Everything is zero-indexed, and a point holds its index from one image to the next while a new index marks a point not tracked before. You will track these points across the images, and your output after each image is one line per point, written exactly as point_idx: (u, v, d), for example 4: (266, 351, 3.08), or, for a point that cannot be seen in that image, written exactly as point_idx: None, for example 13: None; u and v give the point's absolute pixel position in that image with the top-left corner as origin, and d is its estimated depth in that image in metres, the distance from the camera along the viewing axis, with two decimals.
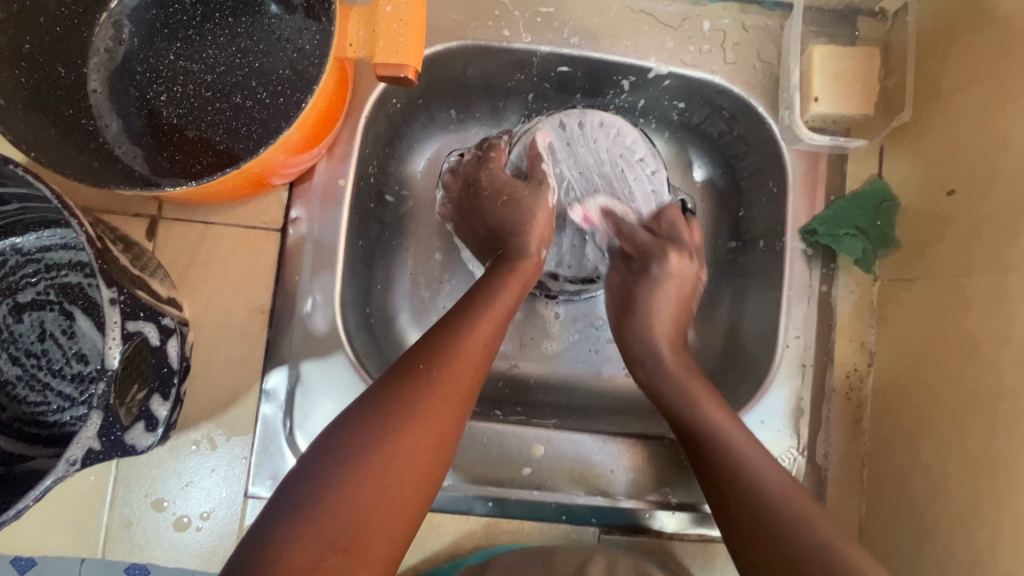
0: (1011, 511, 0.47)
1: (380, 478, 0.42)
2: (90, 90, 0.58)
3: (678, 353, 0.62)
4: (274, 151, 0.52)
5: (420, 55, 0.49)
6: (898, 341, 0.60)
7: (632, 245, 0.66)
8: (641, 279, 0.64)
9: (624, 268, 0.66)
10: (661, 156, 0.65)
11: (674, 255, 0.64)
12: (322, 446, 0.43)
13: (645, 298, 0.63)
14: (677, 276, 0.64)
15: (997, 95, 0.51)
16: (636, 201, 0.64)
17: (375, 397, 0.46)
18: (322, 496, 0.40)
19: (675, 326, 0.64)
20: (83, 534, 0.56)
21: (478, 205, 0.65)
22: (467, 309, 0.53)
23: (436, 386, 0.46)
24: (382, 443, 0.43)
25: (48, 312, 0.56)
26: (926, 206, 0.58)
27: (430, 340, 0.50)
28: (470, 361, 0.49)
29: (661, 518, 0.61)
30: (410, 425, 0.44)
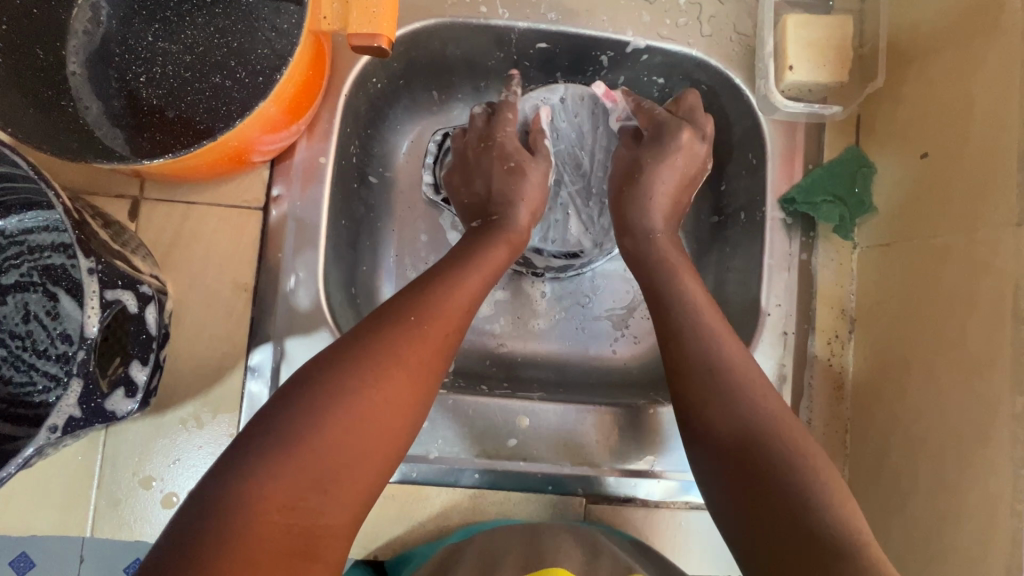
0: (986, 462, 0.47)
1: (358, 422, 0.43)
2: (69, 71, 0.58)
3: (669, 223, 0.63)
4: (251, 125, 0.52)
5: (394, 25, 0.50)
6: (876, 306, 0.61)
7: (648, 121, 0.64)
8: (650, 148, 0.63)
9: (634, 144, 0.65)
10: (700, 115, 0.64)
11: (688, 132, 0.62)
12: (301, 389, 0.44)
13: (647, 178, 0.62)
14: (687, 153, 0.63)
15: (967, 56, 0.52)
16: (670, 153, 0.62)
17: (357, 344, 0.46)
18: (299, 436, 0.41)
19: (676, 206, 0.64)
20: (71, 513, 0.56)
21: (474, 172, 0.65)
22: (450, 267, 0.54)
23: (417, 337, 0.47)
24: (362, 389, 0.44)
25: (31, 294, 0.57)
26: (901, 171, 0.59)
27: (413, 292, 0.51)
28: (451, 317, 0.50)
29: (647, 487, 0.61)
30: (391, 373, 0.45)
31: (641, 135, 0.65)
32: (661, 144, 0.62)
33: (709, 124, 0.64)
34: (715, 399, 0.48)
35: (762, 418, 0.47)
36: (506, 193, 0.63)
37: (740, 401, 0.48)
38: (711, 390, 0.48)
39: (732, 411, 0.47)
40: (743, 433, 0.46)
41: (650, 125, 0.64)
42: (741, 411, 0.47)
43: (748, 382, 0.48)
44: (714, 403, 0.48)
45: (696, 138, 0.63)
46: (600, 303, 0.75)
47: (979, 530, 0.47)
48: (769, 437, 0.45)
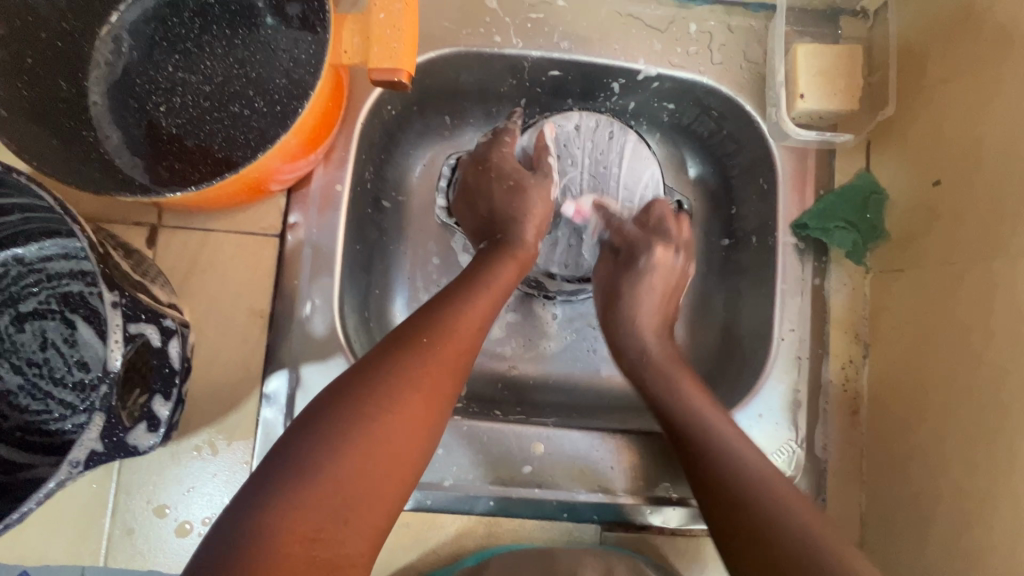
0: (1008, 493, 0.47)
1: (375, 445, 0.43)
2: (91, 102, 0.59)
3: (664, 341, 0.63)
4: (271, 156, 0.53)
5: (413, 60, 0.51)
6: (890, 332, 0.61)
7: (620, 236, 0.67)
8: (626, 272, 0.65)
9: (611, 260, 0.67)
10: (669, 224, 0.66)
11: (659, 247, 0.64)
12: (316, 413, 0.44)
13: (629, 291, 0.64)
14: (661, 270, 0.65)
15: (978, 89, 0.53)
16: (646, 273, 0.64)
17: (371, 367, 0.46)
18: (316, 462, 0.41)
19: (664, 317, 0.65)
20: (85, 542, 0.56)
21: (486, 192, 0.65)
22: (462, 288, 0.55)
23: (430, 360, 0.48)
24: (379, 413, 0.44)
25: (49, 321, 0.57)
26: (913, 197, 0.59)
27: (426, 314, 0.51)
28: (465, 339, 0.51)
29: (663, 514, 0.61)
30: (405, 396, 0.45)
31: (628, 223, 0.67)
32: (637, 266, 0.65)
33: (681, 232, 0.66)
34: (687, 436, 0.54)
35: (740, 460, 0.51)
36: (516, 211, 0.63)
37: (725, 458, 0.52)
38: (685, 426, 0.55)
39: (714, 453, 0.52)
40: (706, 462, 0.52)
41: (641, 218, 0.67)
42: (704, 441, 0.53)
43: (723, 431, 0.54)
44: (689, 438, 0.54)
45: (668, 254, 0.65)
46: None
47: (1002, 563, 0.46)
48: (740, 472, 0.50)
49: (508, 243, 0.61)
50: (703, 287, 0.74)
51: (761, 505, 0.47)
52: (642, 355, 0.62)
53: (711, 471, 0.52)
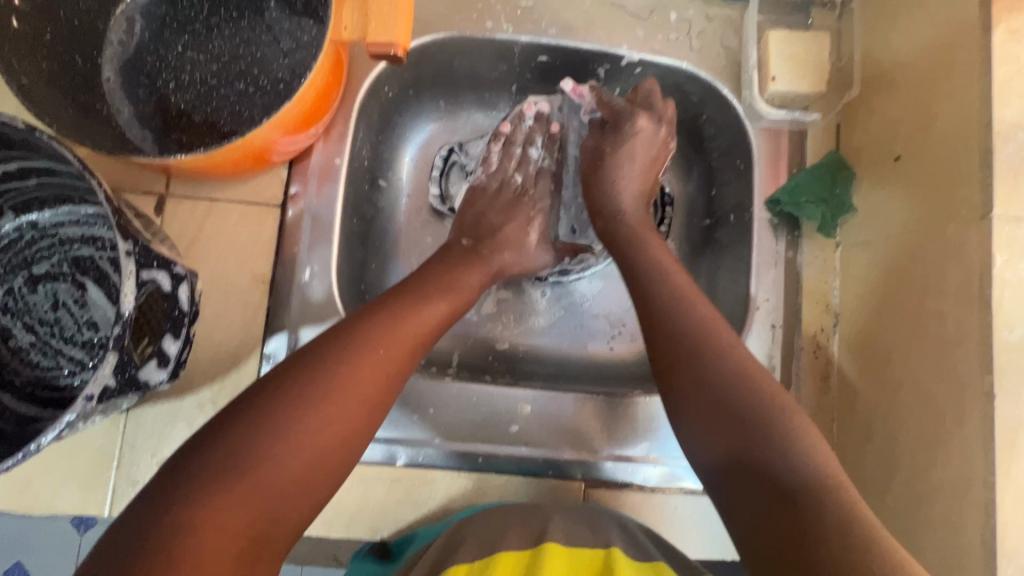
0: (961, 439, 0.50)
1: (314, 438, 0.43)
2: (104, 78, 0.62)
3: (638, 207, 0.67)
4: (275, 125, 0.56)
5: (408, 35, 0.55)
6: (857, 301, 0.64)
7: (609, 107, 0.69)
8: (612, 138, 0.68)
9: (599, 131, 0.71)
10: (656, 101, 0.68)
11: (643, 117, 0.67)
12: (258, 397, 0.43)
13: (613, 158, 0.68)
14: (645, 138, 0.67)
15: (932, 68, 0.57)
16: (629, 137, 0.67)
17: (321, 359, 0.46)
18: (252, 447, 0.41)
19: (645, 186, 0.68)
20: (91, 493, 0.58)
21: (495, 204, 0.71)
22: (422, 291, 0.56)
23: (381, 359, 0.48)
24: (323, 406, 0.44)
25: (61, 284, 0.60)
26: (877, 173, 0.63)
27: (383, 313, 0.52)
28: (415, 332, 0.52)
29: (644, 473, 0.64)
30: (351, 392, 0.46)
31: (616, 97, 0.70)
32: (621, 135, 0.68)
33: (667, 109, 0.68)
34: (688, 365, 0.51)
35: (741, 383, 0.49)
36: (517, 238, 0.69)
37: (724, 385, 0.49)
38: (688, 357, 0.52)
39: (714, 380, 0.50)
40: (707, 387, 0.50)
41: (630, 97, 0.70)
42: (703, 371, 0.50)
43: (725, 357, 0.51)
44: (684, 362, 0.52)
45: (652, 122, 0.67)
46: (598, 302, 0.78)
47: (956, 504, 0.50)
48: (741, 396, 0.48)
49: (484, 259, 0.65)
50: (684, 263, 0.77)
51: (756, 433, 0.46)
52: (617, 213, 0.66)
53: (710, 395, 0.49)
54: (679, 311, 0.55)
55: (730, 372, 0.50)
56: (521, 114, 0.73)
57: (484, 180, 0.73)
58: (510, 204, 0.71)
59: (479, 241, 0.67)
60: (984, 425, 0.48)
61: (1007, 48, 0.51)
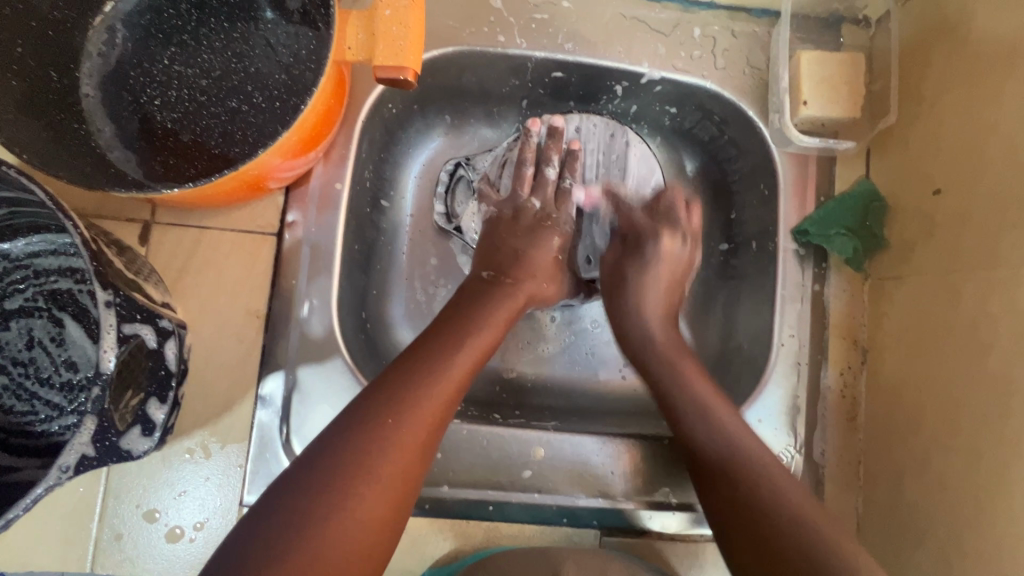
0: (1006, 502, 0.47)
1: (333, 549, 0.38)
2: (83, 94, 0.57)
3: (669, 330, 0.61)
4: (272, 153, 0.52)
5: (420, 57, 0.50)
6: (888, 339, 0.61)
7: (629, 227, 0.65)
8: (634, 257, 0.63)
9: (620, 246, 0.65)
10: (679, 212, 0.65)
11: (667, 238, 0.63)
12: (270, 507, 0.39)
13: (636, 282, 0.62)
14: (668, 261, 0.63)
15: (979, 100, 0.53)
16: (653, 260, 0.63)
17: (332, 454, 0.42)
18: (267, 567, 0.36)
19: (670, 307, 0.63)
20: (72, 548, 0.54)
21: (513, 230, 0.63)
22: (436, 348, 0.49)
23: (394, 447, 0.43)
24: (337, 513, 0.39)
25: (36, 319, 0.55)
26: (913, 205, 0.60)
27: (393, 385, 0.46)
28: (442, 394, 0.47)
29: (662, 520, 0.61)
30: (368, 491, 0.41)
31: (637, 209, 0.66)
32: (643, 255, 0.63)
33: (692, 221, 0.65)
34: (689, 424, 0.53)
35: (747, 452, 0.50)
36: (546, 265, 0.61)
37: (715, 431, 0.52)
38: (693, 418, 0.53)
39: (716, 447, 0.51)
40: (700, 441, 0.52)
41: (651, 205, 0.66)
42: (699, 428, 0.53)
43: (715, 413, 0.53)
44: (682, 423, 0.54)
45: (676, 244, 0.64)
46: (610, 329, 0.74)
47: (999, 570, 0.47)
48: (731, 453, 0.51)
49: (510, 290, 0.57)
50: (702, 291, 0.74)
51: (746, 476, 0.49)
52: (644, 334, 0.61)
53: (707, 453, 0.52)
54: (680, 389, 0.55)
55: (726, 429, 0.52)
56: (530, 130, 0.65)
57: (497, 209, 0.65)
58: (532, 230, 0.63)
59: (501, 271, 0.59)
60: None
61: None
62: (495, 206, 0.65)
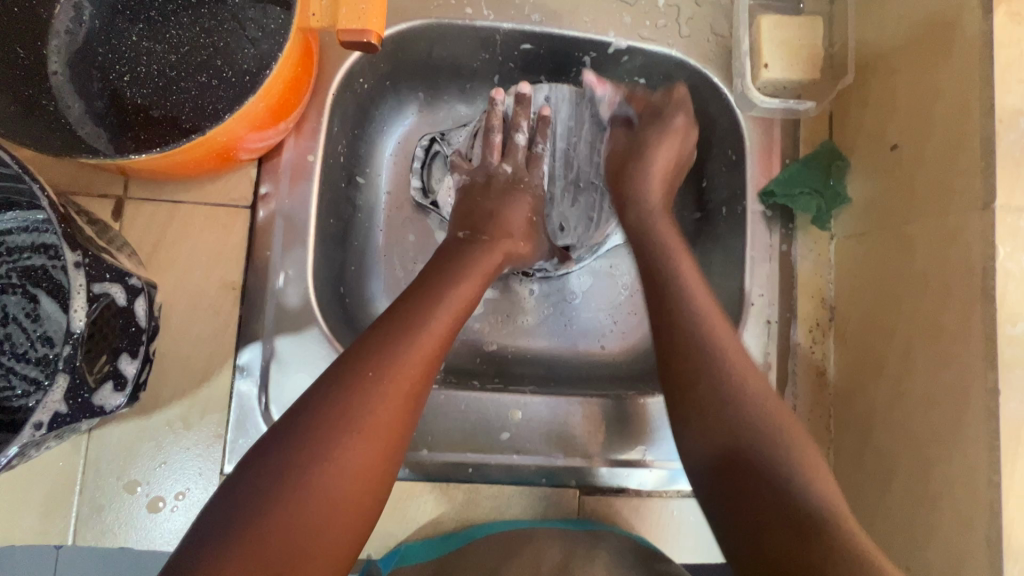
0: (963, 434, 0.49)
1: (319, 501, 0.40)
2: (51, 72, 0.57)
3: None
4: (239, 120, 0.52)
5: (382, 22, 0.51)
6: (853, 294, 0.63)
7: (644, 107, 0.66)
8: (647, 134, 0.63)
9: (628, 133, 0.66)
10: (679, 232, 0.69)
11: (669, 133, 0.63)
12: (258, 461, 0.40)
13: (640, 155, 0.63)
14: (677, 136, 0.63)
15: (928, 54, 0.55)
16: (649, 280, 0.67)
17: (314, 408, 0.42)
18: (258, 514, 0.38)
19: None
20: (53, 520, 0.54)
21: (486, 194, 0.64)
22: (413, 305, 0.49)
23: (382, 395, 0.43)
24: (322, 464, 0.40)
25: (10, 296, 0.55)
26: (873, 162, 0.61)
27: (373, 340, 0.46)
28: (429, 345, 0.47)
29: (639, 477, 0.62)
30: (351, 441, 0.41)
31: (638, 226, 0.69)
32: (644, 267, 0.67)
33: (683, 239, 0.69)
34: (705, 390, 0.48)
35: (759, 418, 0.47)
36: (519, 225, 0.62)
37: (710, 374, 0.49)
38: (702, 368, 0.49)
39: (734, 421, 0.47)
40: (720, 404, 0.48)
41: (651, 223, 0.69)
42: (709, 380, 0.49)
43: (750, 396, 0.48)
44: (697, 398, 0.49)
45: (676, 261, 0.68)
46: (588, 300, 0.75)
47: (960, 504, 0.49)
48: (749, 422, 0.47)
49: (485, 247, 0.58)
50: None
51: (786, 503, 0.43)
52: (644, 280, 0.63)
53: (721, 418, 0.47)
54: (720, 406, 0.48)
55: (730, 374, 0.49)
56: (493, 100, 0.66)
57: (470, 177, 0.66)
58: (505, 192, 0.64)
59: (477, 230, 0.60)
60: (988, 424, 0.47)
61: (1007, 32, 0.49)
62: (466, 173, 0.66)
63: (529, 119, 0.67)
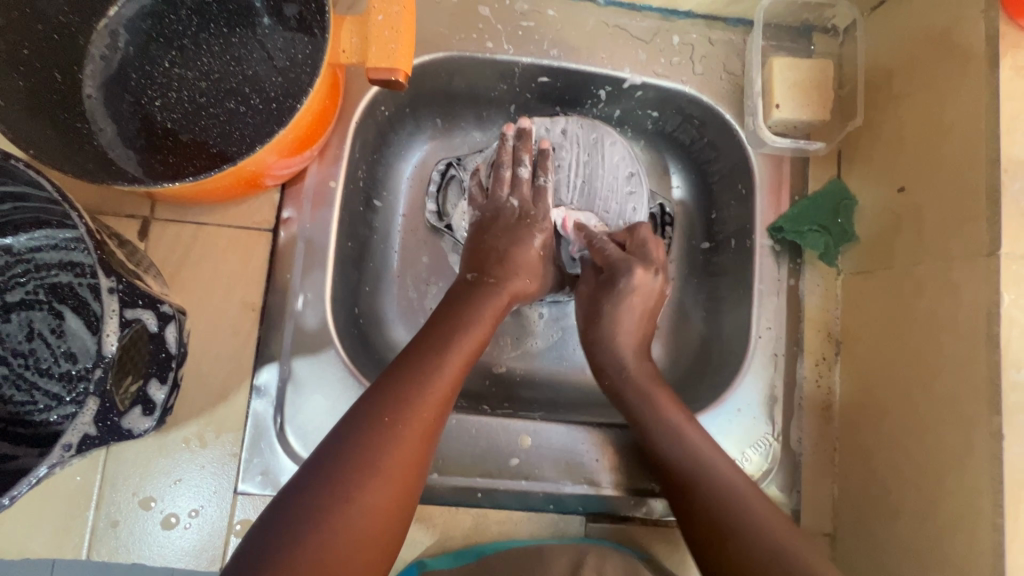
0: (968, 476, 0.50)
1: (342, 543, 0.40)
2: (85, 95, 0.59)
3: (642, 359, 0.64)
4: (269, 150, 0.54)
5: (410, 60, 0.53)
6: (860, 330, 0.64)
7: (602, 261, 0.66)
8: (606, 292, 0.65)
9: (594, 278, 0.67)
10: (650, 249, 0.67)
11: (638, 269, 0.64)
12: (280, 506, 0.41)
13: (609, 318, 0.65)
14: (642, 292, 0.65)
15: (937, 102, 0.57)
16: (624, 295, 0.65)
17: (332, 456, 0.43)
18: (280, 560, 0.38)
19: (642, 337, 0.66)
20: (68, 535, 0.55)
21: (494, 230, 0.65)
22: (425, 348, 0.51)
23: (399, 437, 0.45)
24: (344, 506, 0.41)
25: (37, 311, 0.57)
26: (881, 202, 0.63)
27: (388, 384, 0.48)
28: (442, 387, 0.49)
29: (646, 506, 0.63)
30: (372, 483, 0.42)
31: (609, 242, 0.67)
32: (617, 289, 0.65)
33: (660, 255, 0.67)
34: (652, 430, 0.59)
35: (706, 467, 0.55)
36: (526, 263, 0.63)
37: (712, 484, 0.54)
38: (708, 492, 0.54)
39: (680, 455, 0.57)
40: (695, 483, 0.55)
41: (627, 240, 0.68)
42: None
43: (741, 492, 0.53)
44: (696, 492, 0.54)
45: (648, 275, 0.65)
46: None
47: (962, 546, 0.49)
48: (707, 473, 0.55)
49: (492, 291, 0.59)
50: (685, 289, 0.77)
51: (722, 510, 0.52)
52: (619, 366, 0.64)
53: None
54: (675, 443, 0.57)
55: (693, 456, 0.56)
56: (503, 135, 0.69)
57: (480, 212, 0.67)
58: (513, 228, 0.64)
59: (484, 272, 0.61)
60: (991, 468, 0.48)
61: (1013, 85, 0.50)
62: (478, 208, 0.68)
63: (531, 153, 0.68)
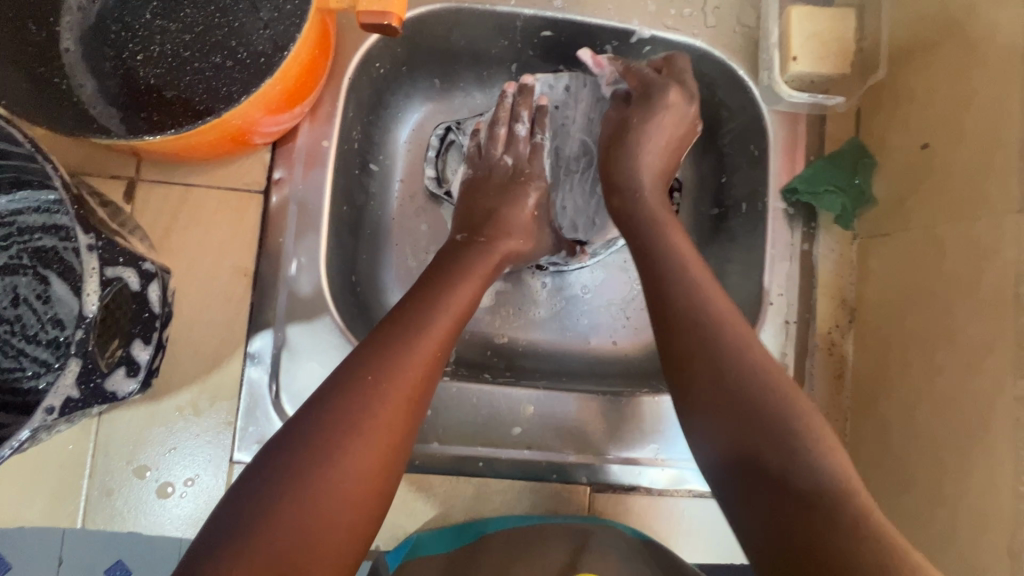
0: (989, 442, 0.48)
1: (322, 504, 0.39)
2: (63, 49, 0.56)
3: None
4: (255, 103, 0.51)
5: (404, 5, 0.50)
6: (875, 296, 0.61)
7: None
8: None
9: None
10: (676, 162, 0.65)
11: (663, 185, 0.63)
12: (259, 466, 0.40)
13: None
14: None
15: (967, 51, 0.53)
16: None
17: (313, 416, 0.42)
18: (257, 519, 0.38)
19: None
20: (62, 503, 0.54)
21: (485, 192, 0.63)
22: (413, 308, 0.49)
23: (382, 398, 0.43)
24: (323, 467, 0.40)
25: (21, 277, 0.55)
26: (902, 161, 0.60)
27: (373, 344, 0.46)
28: (428, 347, 0.47)
29: (651, 476, 0.61)
30: (353, 445, 0.41)
31: None
32: None
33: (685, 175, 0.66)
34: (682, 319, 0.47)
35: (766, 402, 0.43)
36: (517, 223, 0.61)
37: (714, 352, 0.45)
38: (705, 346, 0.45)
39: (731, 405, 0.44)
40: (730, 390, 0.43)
41: None
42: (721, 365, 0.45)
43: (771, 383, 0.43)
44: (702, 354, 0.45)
45: None
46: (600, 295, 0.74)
47: (980, 516, 0.48)
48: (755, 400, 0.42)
49: (483, 251, 0.57)
50: None
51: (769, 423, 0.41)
52: None
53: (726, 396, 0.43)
54: (729, 398, 0.43)
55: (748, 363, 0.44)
56: (504, 93, 0.66)
57: (472, 171, 0.65)
58: (503, 188, 0.63)
59: (475, 233, 0.59)
60: (1015, 434, 0.46)
61: None
62: (472, 167, 0.66)
63: (531, 109, 0.66)
